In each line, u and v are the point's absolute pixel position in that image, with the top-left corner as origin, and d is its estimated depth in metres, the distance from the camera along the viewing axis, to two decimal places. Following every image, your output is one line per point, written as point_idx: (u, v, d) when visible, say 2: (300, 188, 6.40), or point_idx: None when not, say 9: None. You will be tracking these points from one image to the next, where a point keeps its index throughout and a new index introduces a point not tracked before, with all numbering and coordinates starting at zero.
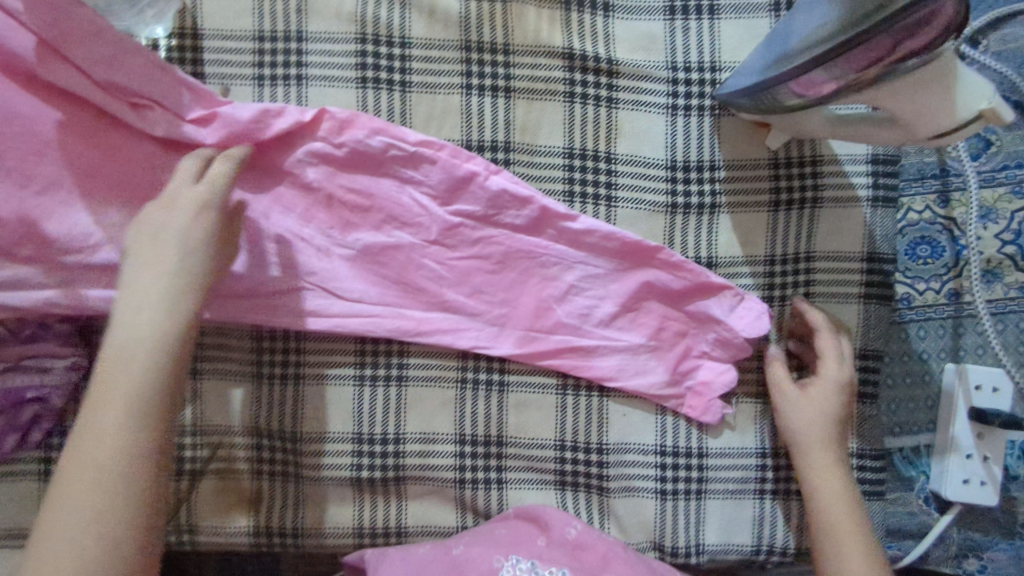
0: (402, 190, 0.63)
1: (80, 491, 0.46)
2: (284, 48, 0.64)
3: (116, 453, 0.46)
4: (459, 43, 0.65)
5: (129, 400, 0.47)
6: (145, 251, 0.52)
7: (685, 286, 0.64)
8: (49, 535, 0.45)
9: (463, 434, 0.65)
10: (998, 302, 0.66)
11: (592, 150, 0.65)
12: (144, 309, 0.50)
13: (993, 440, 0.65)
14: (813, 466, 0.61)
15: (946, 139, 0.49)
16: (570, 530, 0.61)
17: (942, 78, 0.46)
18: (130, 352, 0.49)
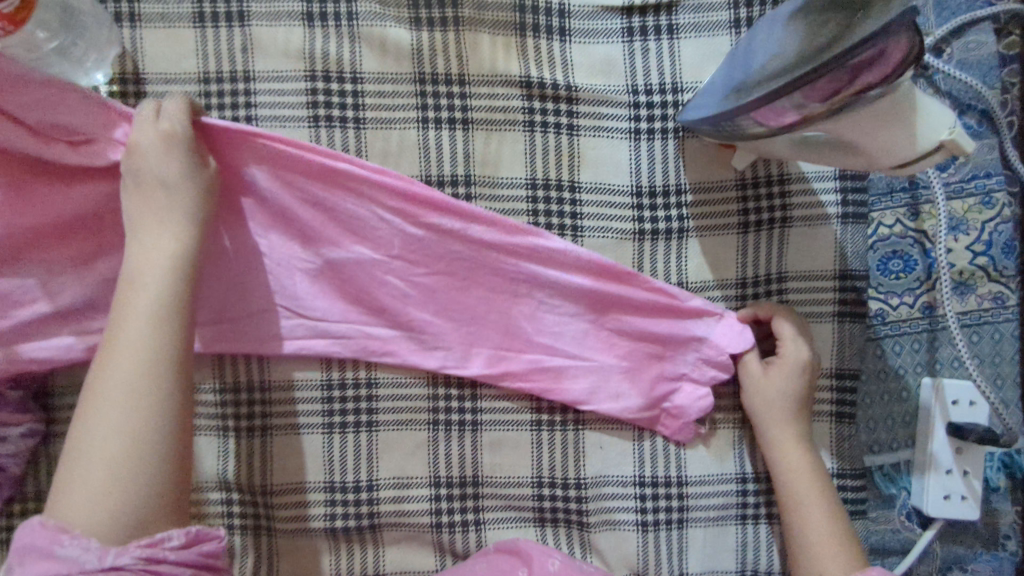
0: (364, 205, 0.60)
1: (101, 429, 0.46)
2: (231, 88, 0.62)
3: (129, 388, 0.47)
4: (413, 76, 0.63)
5: (140, 340, 0.49)
6: (156, 233, 0.53)
7: (659, 302, 0.62)
8: (70, 485, 0.45)
9: (437, 477, 0.63)
10: (972, 314, 0.65)
11: (556, 179, 0.63)
12: (153, 283, 0.51)
13: (972, 453, 0.64)
14: (781, 453, 0.61)
15: (906, 168, 0.48)
16: (551, 563, 0.59)
17: (904, 106, 0.45)
18: (139, 302, 0.50)
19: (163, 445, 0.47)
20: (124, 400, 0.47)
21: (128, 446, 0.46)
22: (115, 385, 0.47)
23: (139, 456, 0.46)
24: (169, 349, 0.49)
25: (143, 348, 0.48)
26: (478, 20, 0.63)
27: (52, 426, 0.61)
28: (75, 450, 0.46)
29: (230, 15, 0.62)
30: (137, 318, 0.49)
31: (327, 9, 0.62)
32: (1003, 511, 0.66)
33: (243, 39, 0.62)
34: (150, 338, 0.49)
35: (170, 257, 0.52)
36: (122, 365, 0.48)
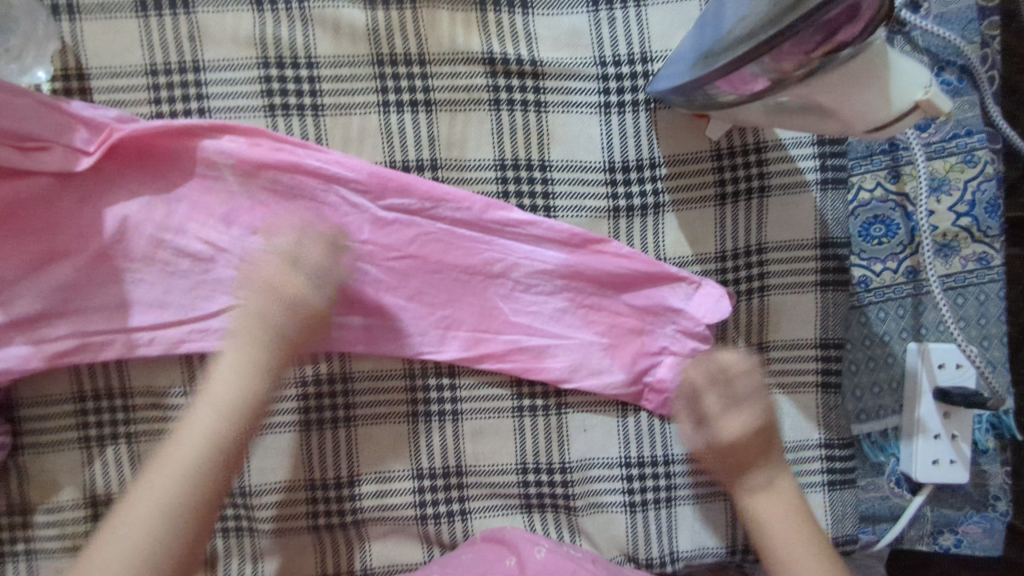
0: (330, 189, 0.59)
1: (152, 489, 0.51)
2: (181, 80, 0.59)
3: (188, 455, 0.51)
4: (371, 58, 0.60)
5: (206, 413, 0.53)
6: (245, 335, 0.55)
7: (635, 273, 0.60)
8: (99, 552, 0.49)
9: (420, 469, 0.62)
10: (956, 277, 0.64)
11: (525, 159, 0.61)
12: (230, 375, 0.54)
13: (959, 417, 0.63)
14: (754, 498, 0.59)
15: (885, 132, 0.45)
16: (538, 550, 0.59)
17: (880, 65, 0.43)
18: (221, 379, 0.54)
19: (184, 533, 0.51)
20: (171, 488, 0.51)
21: (155, 532, 0.50)
22: (167, 473, 0.51)
23: (162, 543, 0.50)
24: (225, 446, 0.53)
25: (202, 441, 0.52)
26: None
27: (23, 438, 0.61)
28: (116, 520, 0.50)
29: (174, 2, 0.59)
30: (206, 412, 0.53)
31: None
32: (992, 472, 0.66)
33: (189, 27, 0.59)
34: (215, 435, 0.52)
35: (252, 353, 0.54)
36: (181, 454, 0.51)
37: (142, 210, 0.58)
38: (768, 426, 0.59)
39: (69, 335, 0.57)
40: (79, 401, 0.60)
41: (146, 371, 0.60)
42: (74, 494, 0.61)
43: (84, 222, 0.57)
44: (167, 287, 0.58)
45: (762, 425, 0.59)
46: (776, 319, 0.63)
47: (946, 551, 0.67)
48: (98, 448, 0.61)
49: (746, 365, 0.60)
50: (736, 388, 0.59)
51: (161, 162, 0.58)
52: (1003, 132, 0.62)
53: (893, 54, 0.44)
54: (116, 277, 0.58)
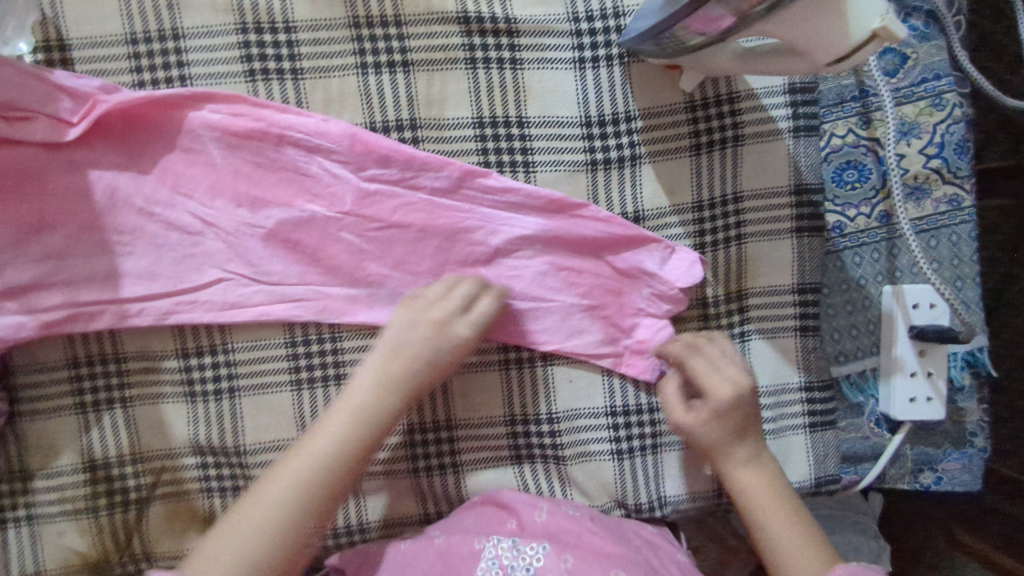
0: (312, 159, 0.60)
1: (275, 491, 0.53)
2: (161, 48, 0.60)
3: (313, 463, 0.54)
4: (347, 21, 0.61)
5: (335, 425, 0.55)
6: (389, 343, 0.58)
7: (613, 237, 0.62)
8: (235, 525, 0.52)
9: (411, 424, 0.64)
10: (928, 219, 0.65)
11: (503, 116, 0.62)
12: (377, 373, 0.57)
13: (935, 354, 0.65)
14: (741, 472, 0.58)
15: (843, 61, 0.47)
16: (538, 513, 0.60)
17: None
18: (377, 381, 0.57)
19: (319, 514, 0.54)
20: (314, 474, 0.54)
21: (291, 509, 0.53)
22: (310, 455, 0.54)
23: (295, 522, 0.53)
24: (366, 440, 0.56)
25: (358, 426, 0.56)
26: None
27: (20, 405, 0.62)
28: (254, 493, 0.54)
29: None
30: (369, 400, 0.56)
31: None
32: (969, 409, 0.67)
33: None
34: (371, 423, 0.56)
35: (423, 344, 0.58)
36: (327, 443, 0.55)
37: (130, 182, 0.59)
38: (738, 405, 0.58)
39: (60, 305, 0.58)
40: (73, 366, 0.61)
41: (139, 338, 0.61)
42: (73, 459, 0.62)
43: (70, 190, 0.58)
44: (157, 258, 0.59)
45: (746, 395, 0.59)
46: (754, 266, 0.64)
47: (926, 489, 0.69)
48: (94, 414, 0.62)
49: (712, 344, 0.61)
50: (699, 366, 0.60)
51: (145, 129, 0.59)
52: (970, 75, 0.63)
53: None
54: (104, 248, 0.58)
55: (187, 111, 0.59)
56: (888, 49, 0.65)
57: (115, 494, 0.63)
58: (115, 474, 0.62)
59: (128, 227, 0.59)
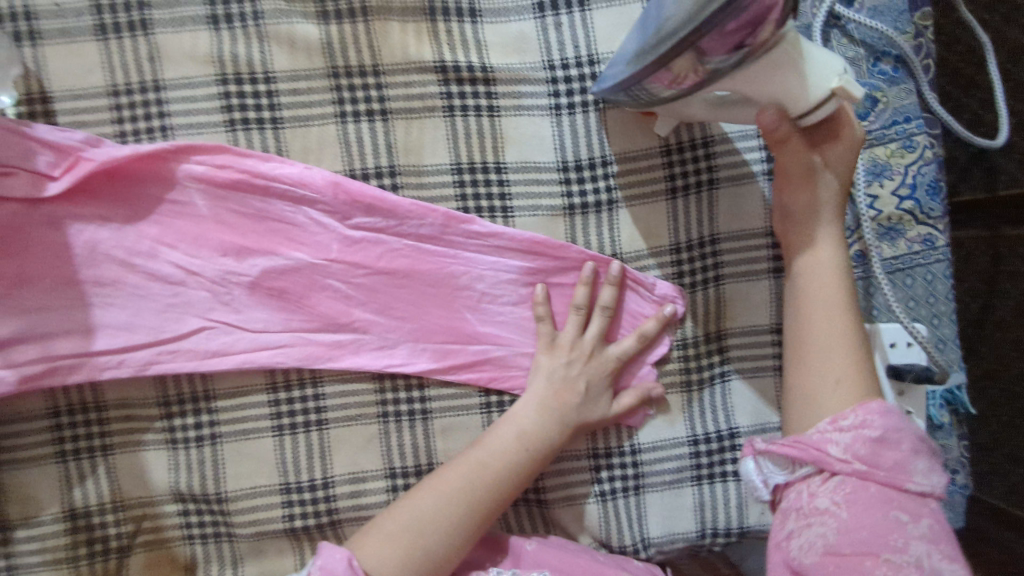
0: (298, 209, 0.60)
1: (430, 506, 0.56)
2: (142, 99, 0.61)
3: (468, 481, 0.57)
4: (326, 71, 0.62)
5: (505, 441, 0.58)
6: (581, 358, 0.61)
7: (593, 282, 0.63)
8: (372, 537, 0.55)
9: (392, 468, 0.63)
10: (903, 258, 0.66)
11: (481, 162, 0.63)
12: (552, 393, 0.60)
13: (914, 393, 0.65)
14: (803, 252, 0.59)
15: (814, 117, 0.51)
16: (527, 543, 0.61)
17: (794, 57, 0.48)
18: (546, 401, 0.60)
19: (459, 543, 0.56)
20: (460, 493, 0.56)
21: (433, 538, 0.55)
22: (451, 486, 0.57)
23: (432, 547, 0.55)
24: (535, 459, 0.58)
25: (508, 462, 0.58)
26: (386, 8, 0.62)
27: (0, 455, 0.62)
28: (389, 515, 0.56)
29: (133, 24, 0.61)
30: (512, 442, 0.58)
31: (232, 10, 0.61)
32: (949, 446, 0.67)
33: (148, 47, 0.61)
34: (519, 462, 0.58)
35: (583, 371, 0.61)
36: (463, 468, 0.57)
37: (110, 235, 0.59)
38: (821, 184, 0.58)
39: (38, 357, 0.58)
40: (53, 415, 0.61)
41: (120, 387, 0.61)
42: (53, 509, 0.62)
43: (51, 244, 0.58)
44: (138, 309, 0.59)
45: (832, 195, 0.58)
46: (733, 307, 0.65)
47: None
48: (75, 463, 0.62)
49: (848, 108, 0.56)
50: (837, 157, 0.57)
51: (128, 182, 0.59)
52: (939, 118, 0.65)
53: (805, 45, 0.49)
54: (85, 300, 0.59)
55: (172, 164, 0.59)
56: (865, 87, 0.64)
57: (95, 543, 0.62)
58: (96, 523, 0.62)
59: (110, 278, 0.59)
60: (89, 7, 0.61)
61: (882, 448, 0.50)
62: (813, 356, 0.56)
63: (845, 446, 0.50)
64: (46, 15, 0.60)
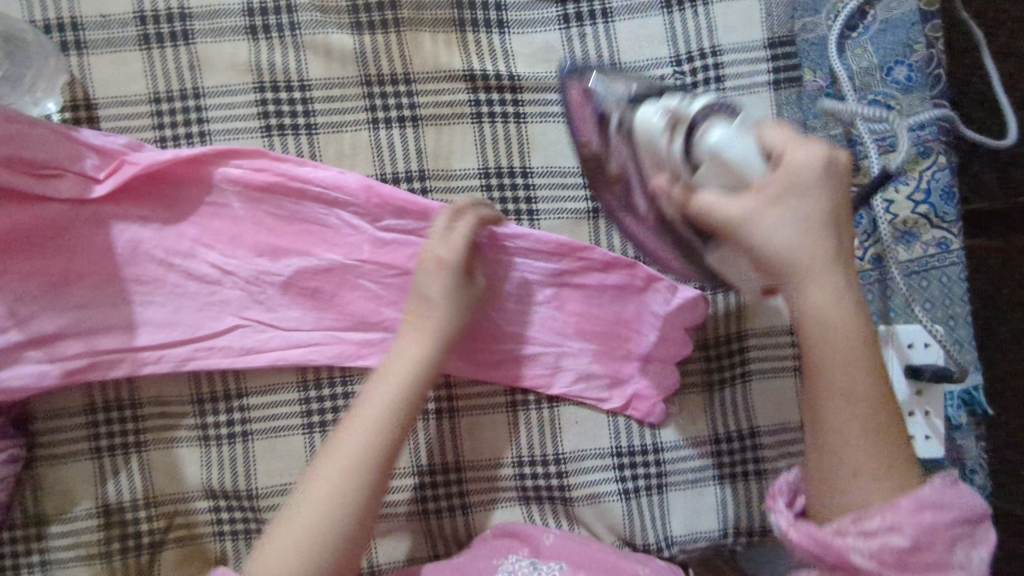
0: (330, 212, 0.62)
1: (312, 499, 0.50)
2: (182, 106, 0.63)
3: (348, 454, 0.51)
4: (360, 79, 0.64)
5: (372, 402, 0.54)
6: (436, 310, 0.57)
7: (619, 283, 0.64)
8: (266, 548, 0.49)
9: (420, 465, 0.65)
10: (919, 261, 0.67)
11: (508, 167, 0.65)
12: (419, 339, 0.56)
13: (931, 393, 0.66)
14: (813, 296, 0.47)
15: (806, 195, 0.47)
16: (547, 536, 0.61)
17: (721, 154, 0.47)
18: (405, 353, 0.56)
19: (366, 505, 0.51)
20: (341, 468, 0.51)
21: (334, 510, 0.50)
22: (338, 458, 0.51)
23: (336, 519, 0.50)
24: (406, 408, 0.54)
25: (389, 407, 0.53)
26: (417, 19, 0.65)
27: (37, 451, 0.63)
28: (286, 508, 0.51)
29: (176, 34, 0.63)
30: (391, 385, 0.54)
31: (270, 21, 0.64)
32: (968, 447, 0.68)
33: (189, 57, 0.64)
34: (400, 402, 0.54)
35: (447, 314, 0.57)
36: (341, 443, 0.52)
37: (151, 235, 0.61)
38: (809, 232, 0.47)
39: (80, 353, 0.60)
40: (90, 412, 0.63)
41: (156, 384, 0.63)
42: (88, 505, 0.63)
43: (94, 244, 0.60)
44: (176, 307, 0.61)
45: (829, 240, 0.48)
46: (753, 309, 0.66)
47: None
48: (110, 459, 0.63)
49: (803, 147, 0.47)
50: (795, 197, 0.47)
51: (170, 185, 0.61)
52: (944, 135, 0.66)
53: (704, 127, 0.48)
54: (125, 298, 0.61)
55: (211, 168, 0.61)
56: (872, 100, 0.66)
57: (128, 539, 0.64)
58: (129, 518, 0.63)
59: (149, 277, 0.61)
60: (134, 18, 0.63)
61: (915, 556, 0.43)
62: (836, 427, 0.47)
63: (871, 552, 0.43)
64: (93, 25, 0.63)
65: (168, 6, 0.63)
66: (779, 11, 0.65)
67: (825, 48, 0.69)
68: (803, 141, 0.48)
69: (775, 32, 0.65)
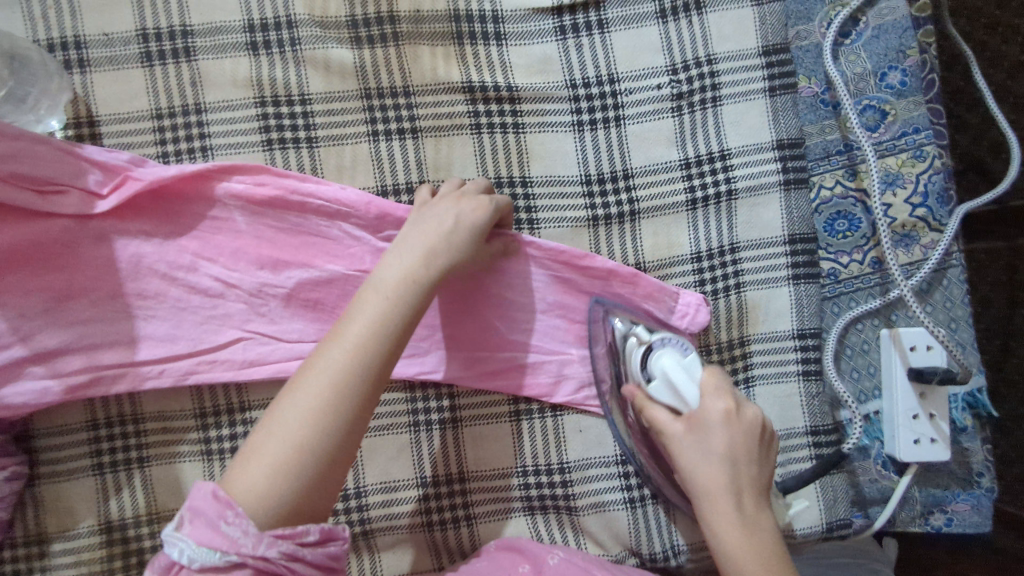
0: (331, 223, 0.62)
1: (303, 407, 0.47)
2: (184, 122, 0.64)
3: (339, 364, 0.48)
4: (360, 92, 0.65)
5: (365, 313, 0.51)
6: (441, 236, 0.55)
7: (623, 290, 0.64)
8: (251, 459, 0.46)
9: (424, 477, 0.64)
10: (918, 264, 0.68)
11: (507, 176, 0.66)
12: (414, 256, 0.54)
13: (936, 396, 0.66)
14: (726, 534, 0.53)
15: (710, 432, 0.55)
16: (550, 558, 0.59)
17: (669, 379, 0.56)
18: (403, 267, 0.53)
19: (350, 428, 0.48)
20: (332, 376, 0.48)
21: (325, 419, 0.47)
22: (317, 384, 0.48)
23: (320, 440, 0.47)
24: (401, 322, 0.51)
25: (377, 328, 0.50)
26: (416, 33, 0.66)
27: (39, 468, 0.63)
28: (263, 427, 0.47)
29: (177, 51, 0.64)
30: (381, 304, 0.51)
31: (271, 37, 0.65)
32: (973, 449, 0.68)
33: (190, 73, 0.64)
34: (390, 323, 0.50)
35: (445, 236, 0.55)
36: (334, 351, 0.49)
37: (154, 249, 0.61)
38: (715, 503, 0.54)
39: (82, 368, 0.60)
40: (93, 428, 0.63)
41: (158, 399, 0.63)
42: (90, 521, 0.63)
43: (97, 259, 0.60)
44: (178, 321, 0.61)
45: (734, 444, 0.55)
46: (755, 314, 0.66)
47: (938, 531, 0.68)
48: (112, 475, 0.63)
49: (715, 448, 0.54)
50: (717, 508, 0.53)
51: (172, 200, 0.61)
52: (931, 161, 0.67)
53: (656, 355, 0.58)
54: (128, 312, 0.61)
55: (213, 183, 0.61)
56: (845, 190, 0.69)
57: (130, 556, 0.63)
58: (131, 535, 0.63)
59: (152, 291, 0.61)
60: (136, 36, 0.64)
61: None
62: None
63: None
64: (95, 44, 0.64)
65: (170, 24, 0.64)
66: (772, 19, 0.67)
67: (819, 54, 0.69)
68: (728, 393, 0.56)
69: (769, 40, 0.66)
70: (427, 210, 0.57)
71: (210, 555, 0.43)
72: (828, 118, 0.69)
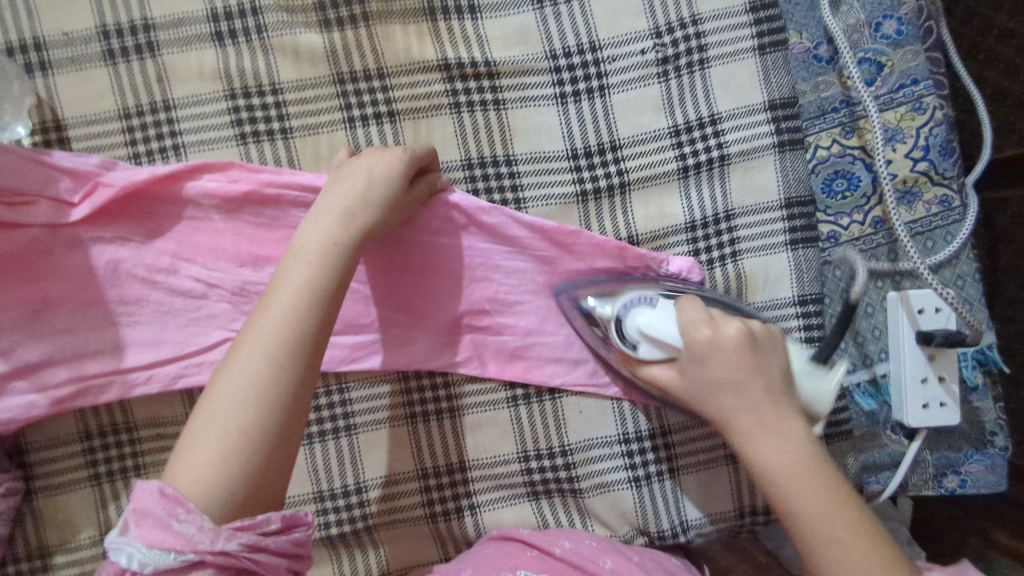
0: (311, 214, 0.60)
1: (237, 385, 0.46)
2: (154, 120, 0.62)
3: (272, 334, 0.47)
4: (332, 78, 0.63)
5: (290, 281, 0.49)
6: (354, 198, 0.53)
7: (616, 267, 0.63)
8: (192, 448, 0.44)
9: (424, 468, 0.63)
10: (922, 221, 0.65)
11: (490, 157, 0.63)
12: (333, 219, 0.52)
13: (945, 358, 0.64)
14: (772, 461, 0.51)
15: (708, 365, 0.53)
16: (557, 547, 0.57)
17: (648, 335, 0.55)
18: (322, 231, 0.51)
19: (293, 401, 0.46)
20: (265, 348, 0.46)
21: (263, 394, 0.46)
22: (250, 360, 0.46)
23: (264, 416, 0.45)
24: (329, 286, 0.49)
25: (306, 293, 0.48)
26: (386, 11, 0.63)
27: (35, 482, 0.62)
28: (202, 413, 0.46)
29: (141, 47, 0.62)
30: (305, 272, 0.49)
31: (235, 25, 0.62)
32: (986, 408, 0.66)
33: (156, 69, 0.62)
34: (316, 288, 0.49)
35: (361, 196, 0.53)
36: (262, 324, 0.47)
37: (131, 253, 0.60)
38: (745, 428, 0.52)
39: (68, 380, 0.59)
40: (86, 439, 0.62)
41: (149, 405, 0.62)
42: (91, 532, 0.62)
43: (73, 267, 0.59)
44: (162, 325, 0.60)
45: (741, 372, 0.53)
46: (754, 283, 0.64)
47: (952, 493, 0.67)
48: (109, 484, 0.62)
49: (732, 375, 0.53)
50: (763, 439, 0.51)
51: (144, 203, 0.59)
52: (928, 109, 0.65)
53: (628, 319, 0.56)
54: (110, 319, 0.59)
55: (185, 182, 0.59)
56: (842, 148, 0.66)
57: None
58: None
59: (131, 297, 0.60)
60: (96, 34, 0.62)
61: None
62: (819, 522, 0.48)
63: None
64: (55, 45, 0.62)
65: (130, 19, 0.62)
66: None
67: (810, 7, 0.66)
68: (709, 320, 0.54)
69: None
70: (338, 173, 0.55)
71: (163, 557, 0.41)
72: (823, 73, 0.66)
